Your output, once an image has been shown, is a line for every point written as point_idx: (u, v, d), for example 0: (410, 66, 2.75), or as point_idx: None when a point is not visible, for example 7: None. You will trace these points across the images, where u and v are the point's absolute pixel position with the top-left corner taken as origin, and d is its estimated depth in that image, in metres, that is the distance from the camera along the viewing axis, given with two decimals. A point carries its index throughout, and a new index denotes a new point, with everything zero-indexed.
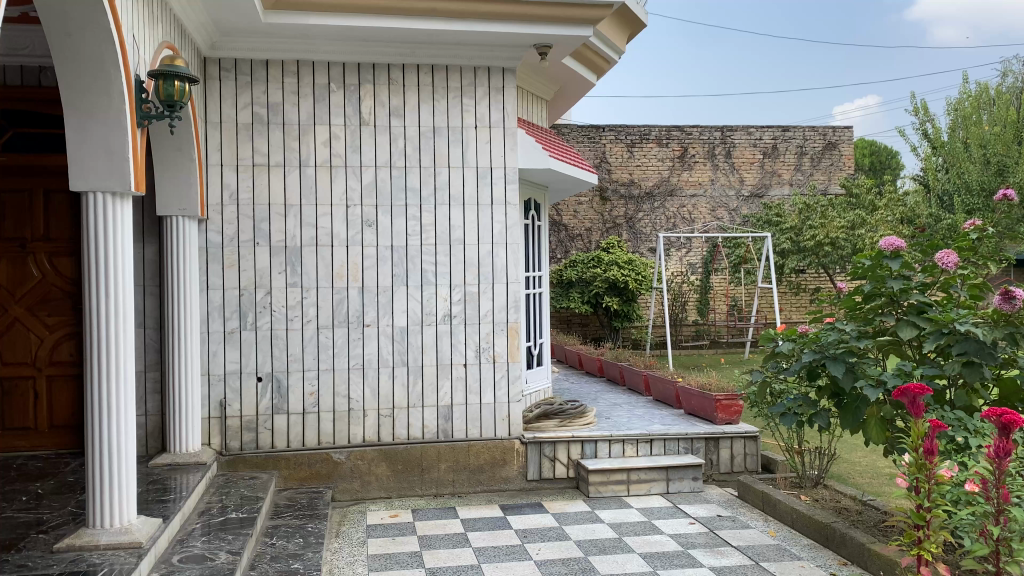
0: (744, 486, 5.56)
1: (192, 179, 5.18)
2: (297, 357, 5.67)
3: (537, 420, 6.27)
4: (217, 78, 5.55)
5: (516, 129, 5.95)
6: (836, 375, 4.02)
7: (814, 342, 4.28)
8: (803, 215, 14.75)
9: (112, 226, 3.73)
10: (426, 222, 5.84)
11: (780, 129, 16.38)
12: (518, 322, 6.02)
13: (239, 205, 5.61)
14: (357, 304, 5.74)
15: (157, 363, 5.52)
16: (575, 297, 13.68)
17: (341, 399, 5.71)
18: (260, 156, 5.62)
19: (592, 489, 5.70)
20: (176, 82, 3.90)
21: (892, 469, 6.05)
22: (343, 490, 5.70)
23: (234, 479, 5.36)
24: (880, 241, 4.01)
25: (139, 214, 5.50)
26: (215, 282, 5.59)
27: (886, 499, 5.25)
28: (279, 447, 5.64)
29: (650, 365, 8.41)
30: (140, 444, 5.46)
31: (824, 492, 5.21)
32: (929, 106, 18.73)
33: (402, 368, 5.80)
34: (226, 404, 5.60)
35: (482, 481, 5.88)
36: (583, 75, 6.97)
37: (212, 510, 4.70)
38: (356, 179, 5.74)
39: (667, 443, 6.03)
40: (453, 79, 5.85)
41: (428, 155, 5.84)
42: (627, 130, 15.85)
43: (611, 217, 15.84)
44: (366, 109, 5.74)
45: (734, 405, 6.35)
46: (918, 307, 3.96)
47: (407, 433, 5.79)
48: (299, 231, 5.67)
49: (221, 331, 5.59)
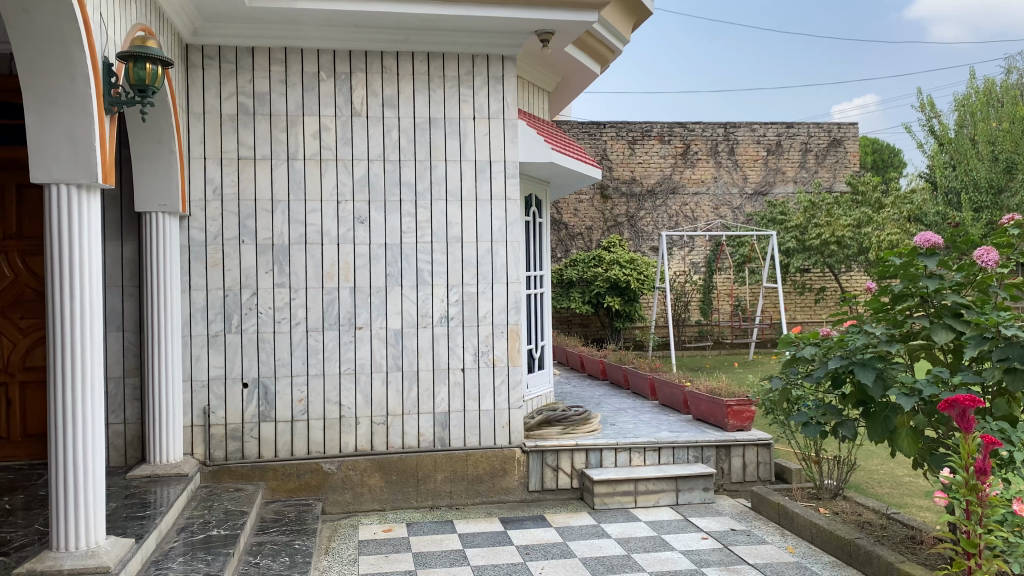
0: (758, 498, 5.26)
1: (173, 174, 4.88)
2: (286, 362, 5.35)
3: (538, 428, 5.96)
4: (200, 67, 5.25)
5: (517, 121, 5.64)
6: (865, 383, 3.72)
7: (840, 346, 4.00)
8: (808, 213, 14.50)
9: (78, 224, 3.41)
10: (421, 219, 5.53)
11: (785, 126, 16.09)
12: (518, 323, 5.71)
13: (223, 201, 5.30)
14: (348, 305, 5.43)
15: (137, 369, 5.21)
16: (575, 297, 13.42)
17: (332, 406, 5.40)
18: (245, 149, 5.31)
19: (597, 501, 5.39)
20: (147, 64, 3.63)
21: (912, 479, 5.77)
22: (333, 503, 5.40)
23: (218, 491, 5.06)
24: (916, 237, 3.71)
25: (117, 211, 5.19)
26: (198, 282, 5.27)
27: (909, 512, 4.97)
28: (267, 457, 5.33)
29: (656, 368, 8.12)
30: (119, 455, 5.16)
31: (844, 504, 4.90)
32: (935, 102, 18.46)
33: (397, 372, 5.49)
34: (210, 411, 5.29)
35: (482, 493, 5.57)
36: (586, 65, 6.65)
37: (192, 527, 4.38)
38: (347, 173, 5.43)
39: (676, 452, 5.74)
40: (449, 68, 5.54)
41: (423, 148, 5.53)
42: (628, 127, 15.55)
43: (613, 215, 15.53)
44: (358, 99, 5.43)
45: (745, 412, 6.04)
46: (953, 309, 3.63)
47: (402, 442, 5.48)
48: (287, 228, 5.36)
49: (204, 335, 5.28)
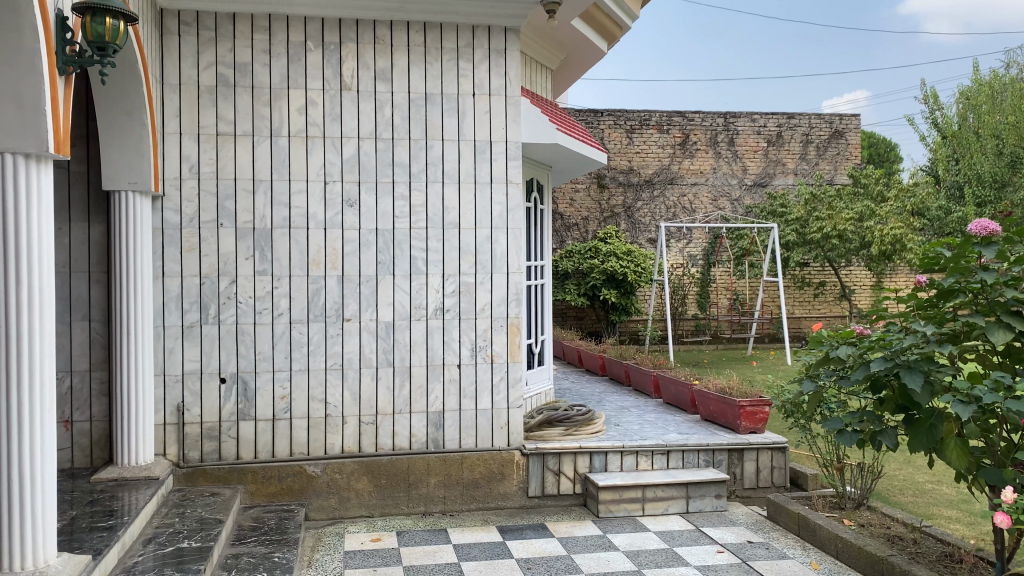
0: (775, 506, 4.90)
1: (145, 150, 4.48)
2: (267, 356, 4.94)
3: (539, 429, 5.57)
4: (176, 33, 4.80)
5: (519, 98, 5.23)
6: (913, 389, 3.28)
7: (882, 346, 3.62)
8: (809, 206, 14.21)
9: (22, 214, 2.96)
10: (415, 202, 5.12)
11: (786, 116, 15.75)
12: (519, 317, 5.29)
13: (200, 180, 4.86)
14: (336, 295, 5.02)
15: (105, 362, 4.77)
16: (569, 289, 13.08)
17: (317, 404, 4.99)
18: (225, 124, 4.88)
19: (602, 509, 5.01)
20: (107, 18, 3.21)
21: (934, 486, 5.45)
22: (318, 508, 5.01)
23: (191, 496, 4.65)
24: (970, 225, 3.32)
25: (84, 189, 4.74)
26: (172, 268, 4.84)
27: (939, 524, 4.63)
28: (246, 458, 4.93)
29: (660, 364, 7.76)
30: (84, 455, 4.74)
31: (869, 515, 4.54)
32: (937, 95, 18.20)
33: (387, 368, 5.09)
34: (185, 409, 4.87)
35: (478, 498, 5.19)
36: (593, 42, 6.27)
37: (161, 538, 3.97)
38: (336, 152, 5.00)
39: (685, 456, 5.36)
40: (448, 39, 5.12)
41: (419, 126, 5.11)
42: (626, 116, 15.16)
43: (609, 206, 15.14)
44: (349, 71, 5.00)
45: (759, 413, 5.67)
46: (1012, 305, 3.26)
47: (392, 443, 5.09)
48: (269, 211, 4.93)
49: (178, 326, 4.86)
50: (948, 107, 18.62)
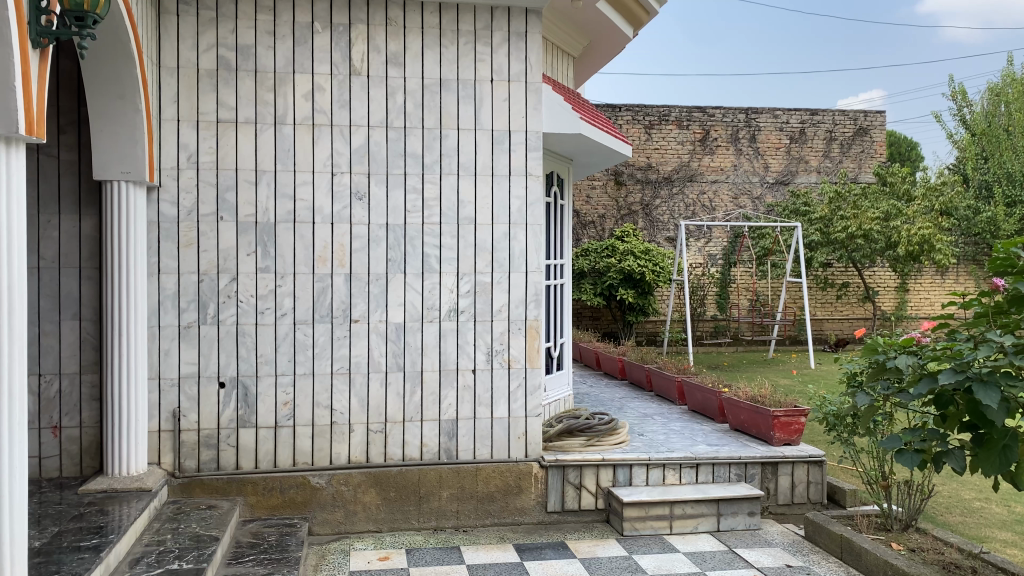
0: (816, 527, 4.53)
1: (139, 138, 4.17)
2: (270, 359, 4.62)
3: (558, 439, 5.22)
4: (174, 13, 4.49)
5: (541, 85, 4.88)
6: (990, 406, 2.91)
7: (949, 356, 3.23)
8: (833, 204, 13.61)
9: None
10: (429, 196, 4.79)
11: (809, 113, 15.32)
12: (539, 319, 4.94)
13: (199, 169, 4.55)
14: (343, 294, 4.70)
15: (95, 364, 4.46)
16: (586, 288, 12.64)
17: (321, 411, 4.67)
18: (226, 111, 4.56)
19: (627, 527, 4.66)
20: None
21: (984, 505, 5.07)
22: (321, 522, 4.69)
23: (186, 510, 4.33)
24: None
25: (75, 179, 4.43)
26: (169, 264, 4.53)
27: (994, 549, 4.26)
28: (245, 469, 4.61)
29: (683, 369, 7.39)
30: (74, 463, 4.44)
31: (919, 538, 4.16)
32: (965, 93, 17.73)
33: (397, 373, 4.76)
34: (182, 414, 4.56)
35: (493, 513, 4.85)
36: (619, 28, 5.94)
37: (150, 558, 3.64)
38: (344, 142, 4.68)
39: (715, 469, 5.01)
40: (465, 21, 4.78)
41: (433, 114, 4.77)
42: (644, 111, 14.79)
43: (627, 204, 14.75)
44: (358, 55, 4.67)
45: (794, 424, 5.31)
46: None
47: (402, 453, 4.76)
48: (273, 204, 4.61)
49: (175, 326, 4.54)
50: (976, 105, 18.15)
